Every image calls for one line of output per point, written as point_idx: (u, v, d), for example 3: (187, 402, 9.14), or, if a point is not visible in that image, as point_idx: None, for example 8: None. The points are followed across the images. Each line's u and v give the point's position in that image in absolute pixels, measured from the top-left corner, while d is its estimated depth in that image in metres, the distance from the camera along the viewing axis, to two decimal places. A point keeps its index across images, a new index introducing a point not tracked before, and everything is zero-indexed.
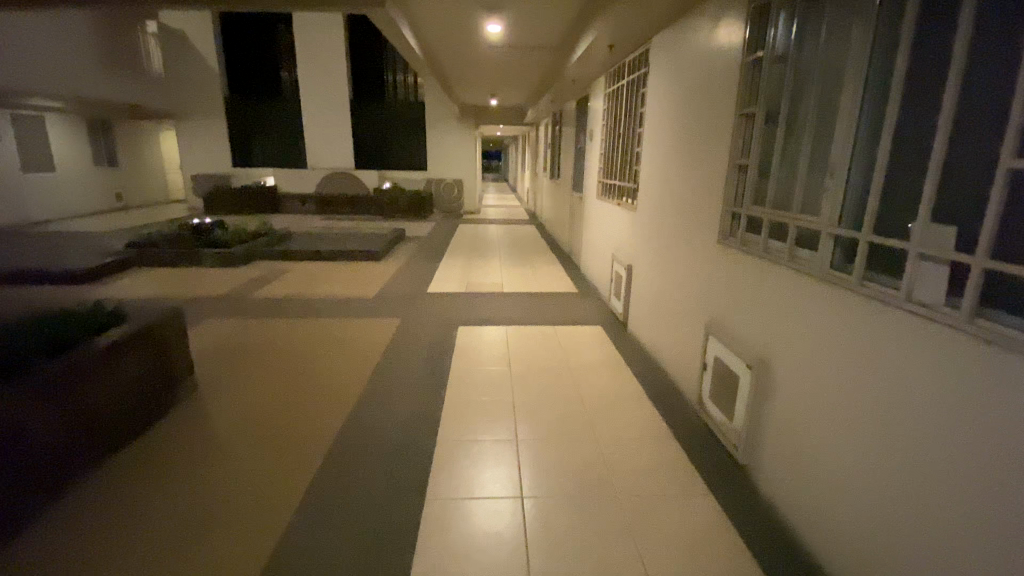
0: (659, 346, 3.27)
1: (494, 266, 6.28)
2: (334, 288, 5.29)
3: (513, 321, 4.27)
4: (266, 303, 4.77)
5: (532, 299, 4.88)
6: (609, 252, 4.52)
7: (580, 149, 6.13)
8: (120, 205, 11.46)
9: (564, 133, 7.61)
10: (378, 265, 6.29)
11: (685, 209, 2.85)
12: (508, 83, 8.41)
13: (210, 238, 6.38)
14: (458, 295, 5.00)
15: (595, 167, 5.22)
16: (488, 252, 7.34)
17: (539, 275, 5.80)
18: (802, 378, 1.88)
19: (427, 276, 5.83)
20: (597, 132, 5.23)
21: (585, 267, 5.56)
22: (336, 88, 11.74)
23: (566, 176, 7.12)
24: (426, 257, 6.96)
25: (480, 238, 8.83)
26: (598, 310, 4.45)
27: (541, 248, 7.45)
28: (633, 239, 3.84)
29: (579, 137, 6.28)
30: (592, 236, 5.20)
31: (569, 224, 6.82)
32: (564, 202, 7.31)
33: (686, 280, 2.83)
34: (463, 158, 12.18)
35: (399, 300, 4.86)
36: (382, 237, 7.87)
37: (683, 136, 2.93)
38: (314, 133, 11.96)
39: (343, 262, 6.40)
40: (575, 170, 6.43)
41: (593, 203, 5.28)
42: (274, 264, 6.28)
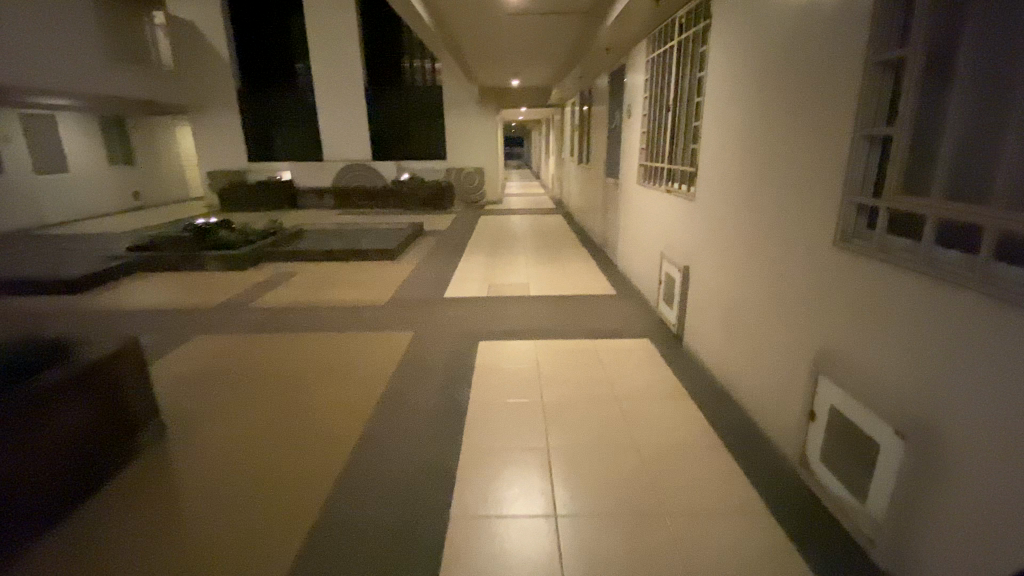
0: (732, 370, 2.60)
1: (519, 264, 5.65)
2: (343, 294, 4.75)
3: (544, 332, 3.64)
4: (267, 313, 4.26)
5: (564, 303, 4.24)
6: (656, 249, 3.81)
7: (614, 129, 5.41)
8: (138, 205, 11.25)
9: (595, 113, 6.88)
10: (393, 265, 5.73)
11: (774, 198, 2.13)
12: (531, 59, 7.69)
13: (215, 239, 5.93)
14: (481, 300, 4.39)
15: (635, 148, 4.49)
16: (513, 246, 6.70)
17: (571, 273, 5.14)
18: (1002, 464, 1.20)
19: (446, 276, 5.25)
20: (636, 107, 4.49)
21: (624, 264, 4.87)
22: (351, 74, 11.20)
23: (598, 160, 6.40)
24: (446, 254, 6.36)
25: (504, 230, 8.20)
26: (644, 317, 3.79)
27: (570, 241, 6.78)
28: (691, 234, 3.14)
29: (613, 115, 5.54)
30: (633, 229, 4.50)
31: (602, 214, 6.12)
32: (595, 190, 6.60)
33: (777, 292, 2.13)
34: (484, 144, 11.52)
35: (413, 306, 4.28)
36: (401, 232, 7.32)
37: (766, 101, 2.20)
38: (329, 123, 11.47)
39: (355, 262, 5.86)
40: (609, 152, 5.70)
41: (633, 190, 4.57)
42: (280, 265, 5.78)
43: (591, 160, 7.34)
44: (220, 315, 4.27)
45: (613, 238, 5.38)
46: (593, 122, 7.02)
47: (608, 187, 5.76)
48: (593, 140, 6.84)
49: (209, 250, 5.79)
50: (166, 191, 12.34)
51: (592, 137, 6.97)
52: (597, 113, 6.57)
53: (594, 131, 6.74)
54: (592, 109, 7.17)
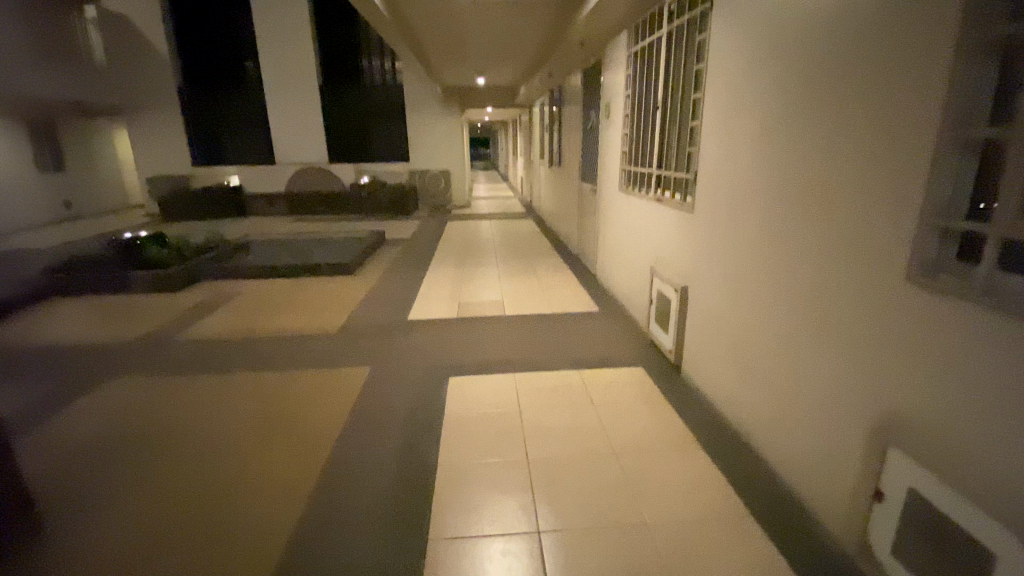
0: (750, 414, 2.20)
1: (491, 277, 5.18)
2: (289, 319, 4.16)
3: (523, 362, 3.17)
4: (199, 347, 3.65)
5: (542, 325, 3.79)
6: (645, 264, 3.40)
7: (590, 130, 5.00)
8: (66, 215, 10.10)
9: (566, 113, 6.47)
10: (350, 282, 5.16)
11: (816, 213, 1.72)
12: (497, 57, 7.24)
13: (142, 257, 5.21)
14: (449, 323, 3.89)
15: (615, 151, 4.09)
16: (483, 257, 6.22)
17: (549, 289, 4.70)
18: None
19: (409, 293, 4.74)
20: (615, 107, 4.09)
21: (605, 278, 4.46)
22: (304, 73, 10.48)
23: (571, 163, 5.99)
24: (410, 267, 5.81)
25: (473, 238, 7.70)
26: (634, 341, 3.37)
27: (543, 250, 6.34)
28: (689, 251, 2.75)
29: (587, 116, 5.14)
30: (616, 240, 4.09)
31: (577, 222, 5.71)
32: (569, 195, 6.18)
33: (822, 332, 1.71)
34: (449, 146, 11.00)
35: (371, 333, 3.76)
36: (360, 243, 6.74)
37: (800, 95, 1.79)
38: (281, 125, 10.72)
39: (307, 280, 5.25)
40: (584, 156, 5.28)
41: (613, 197, 4.17)
42: (221, 284, 5.13)
43: (563, 163, 6.92)
44: (139, 354, 3.61)
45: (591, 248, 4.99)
46: (565, 123, 6.60)
47: (584, 194, 5.35)
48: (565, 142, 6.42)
49: (136, 269, 5.08)
50: (101, 199, 11.24)
51: (564, 140, 6.56)
52: (570, 115, 6.17)
53: (567, 132, 6.33)
54: (564, 109, 6.76)
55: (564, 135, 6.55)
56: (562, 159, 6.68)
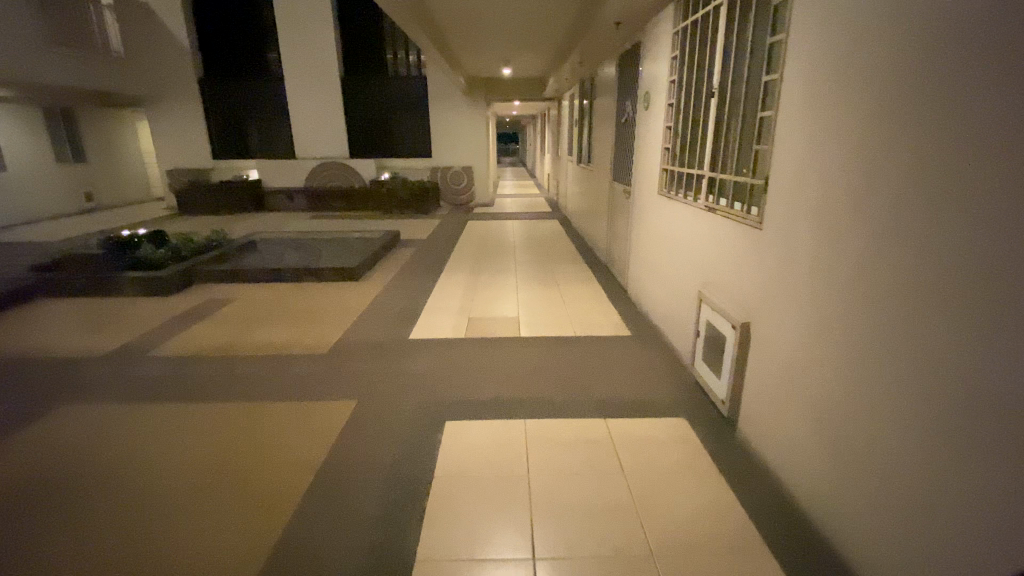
0: (845, 512, 1.62)
1: (509, 287, 4.65)
2: (279, 333, 3.72)
3: (538, 402, 2.62)
4: (174, 366, 3.25)
5: (564, 350, 3.24)
6: (691, 285, 2.80)
7: (625, 124, 4.39)
8: (91, 206, 10.14)
9: (598, 105, 5.84)
10: (354, 288, 4.70)
11: (985, 254, 1.12)
12: (522, 43, 6.64)
13: (136, 256, 4.87)
14: (455, 344, 3.38)
15: (654, 148, 3.47)
16: (502, 261, 5.69)
17: (572, 304, 4.13)
18: None
19: (416, 303, 4.25)
20: (656, 95, 3.46)
21: (639, 294, 3.87)
22: (324, 63, 10.09)
23: (602, 160, 5.37)
24: (422, 271, 5.32)
25: (493, 239, 7.18)
26: (672, 376, 2.81)
27: (569, 255, 5.77)
28: (755, 278, 2.16)
29: (622, 108, 4.52)
30: (653, 252, 3.48)
31: (607, 226, 5.11)
32: (599, 195, 5.57)
33: (991, 442, 1.12)
34: (473, 140, 10.48)
35: (366, 353, 3.28)
36: (372, 243, 6.28)
37: (958, 71, 1.17)
38: (301, 117, 10.35)
39: (308, 285, 4.82)
40: (618, 153, 4.67)
41: (651, 202, 3.56)
42: (217, 289, 4.76)
43: (594, 160, 6.30)
44: (108, 373, 3.21)
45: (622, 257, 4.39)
46: (596, 116, 5.98)
47: (615, 195, 4.75)
48: (596, 137, 5.81)
49: (130, 270, 4.75)
50: (125, 190, 11.18)
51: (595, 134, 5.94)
52: (602, 106, 5.55)
53: (598, 125, 5.71)
54: (595, 100, 6.14)
55: (596, 129, 5.92)
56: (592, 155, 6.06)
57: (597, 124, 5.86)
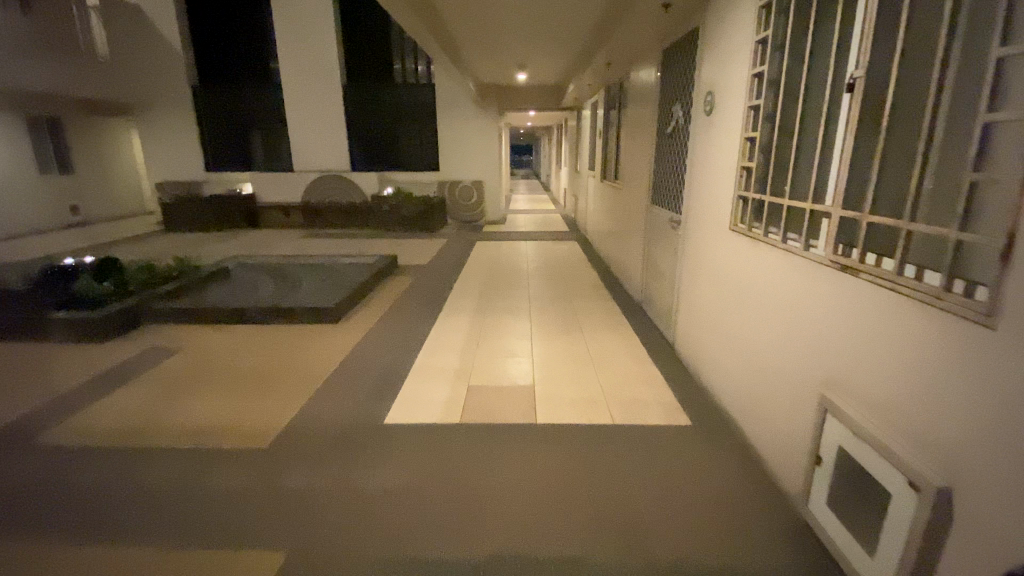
0: None
1: (522, 337, 3.68)
2: (215, 410, 2.79)
3: (569, 569, 1.67)
4: (60, 464, 2.34)
5: (601, 452, 2.28)
6: (804, 379, 1.85)
7: (672, 134, 3.44)
8: (79, 220, 9.23)
9: (630, 113, 4.92)
10: (328, 336, 3.78)
11: None
12: (540, 43, 5.71)
13: (71, 291, 4.04)
14: (450, 435, 2.45)
15: (724, 168, 2.55)
16: (514, 296, 4.74)
17: (603, 366, 3.16)
18: None
19: (403, 362, 3.31)
20: (726, 95, 2.54)
21: (697, 359, 2.92)
22: (325, 69, 9.31)
23: (636, 178, 4.42)
24: (416, 310, 4.37)
25: (504, 266, 6.23)
26: (774, 520, 1.84)
27: (593, 291, 4.80)
28: (973, 410, 1.21)
29: (667, 115, 3.58)
30: (725, 308, 2.54)
31: (643, 260, 4.15)
32: (632, 220, 4.61)
33: None
34: (483, 152, 9.59)
35: (324, 452, 2.35)
36: (362, 271, 5.38)
37: None
38: (298, 127, 9.55)
39: (273, 330, 3.91)
40: (660, 172, 3.72)
41: (717, 240, 2.63)
42: (166, 334, 3.88)
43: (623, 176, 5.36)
44: None
45: (670, 304, 3.42)
46: (628, 125, 5.05)
47: (656, 223, 3.80)
48: (627, 151, 4.88)
49: (64, 309, 3.90)
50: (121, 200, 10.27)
51: (626, 147, 5.01)
52: (637, 114, 4.61)
53: (631, 136, 4.77)
54: (627, 106, 5.22)
55: (627, 141, 4.99)
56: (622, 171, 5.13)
57: (629, 134, 4.93)
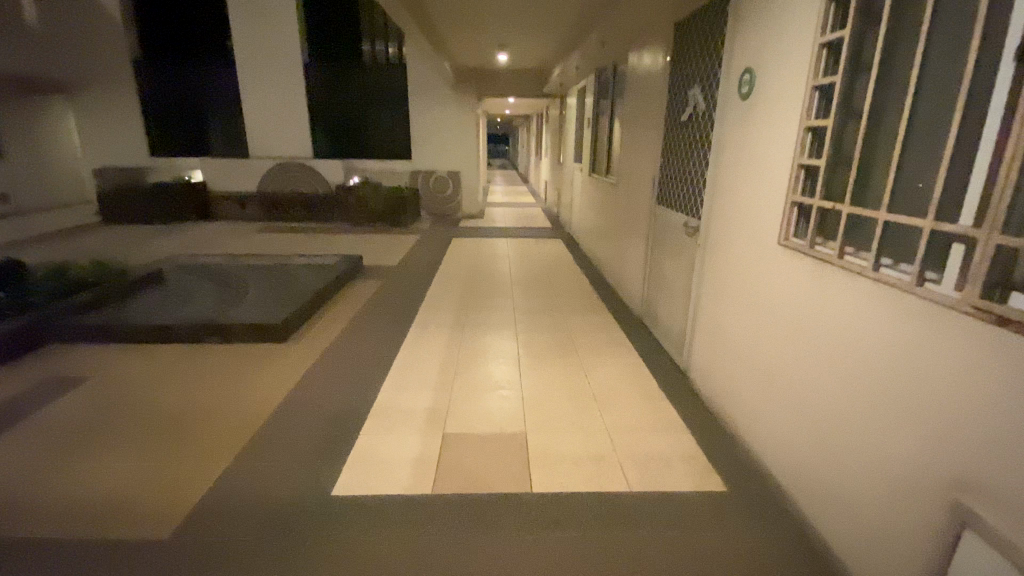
0: None
1: (509, 363, 3.10)
2: (112, 478, 2.13)
3: None
4: None
5: (623, 541, 1.74)
6: (909, 461, 1.36)
7: (687, 123, 2.89)
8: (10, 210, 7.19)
9: (627, 100, 4.36)
10: (275, 361, 3.13)
11: None
12: (525, 19, 5.06)
13: None
14: (423, 513, 1.87)
15: (770, 169, 2.03)
16: (496, 308, 4.16)
17: (609, 403, 2.63)
18: None
19: (364, 399, 2.70)
20: (772, 76, 2.02)
21: (724, 396, 2.43)
22: (285, 46, 8.42)
23: (636, 175, 3.88)
24: (382, 326, 3.75)
25: (483, 269, 5.63)
26: None
27: (586, 302, 4.26)
28: None
29: (679, 101, 3.04)
30: (767, 343, 2.05)
31: (645, 269, 3.63)
32: (630, 221, 4.08)
33: None
34: (460, 141, 8.91)
35: (252, 546, 1.75)
36: (321, 276, 4.70)
37: None
38: (255, 110, 8.66)
39: (207, 354, 3.22)
40: (669, 168, 3.18)
41: (756, 257, 2.13)
42: (72, 357, 3.15)
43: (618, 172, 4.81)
44: None
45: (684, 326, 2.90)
46: (624, 113, 4.49)
47: (663, 228, 3.27)
48: (624, 144, 4.34)
49: None
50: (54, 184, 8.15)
51: (622, 139, 4.46)
52: (636, 101, 4.05)
53: (629, 126, 4.22)
54: (623, 93, 4.65)
55: (623, 132, 4.43)
56: (617, 167, 4.59)
57: (625, 124, 4.38)
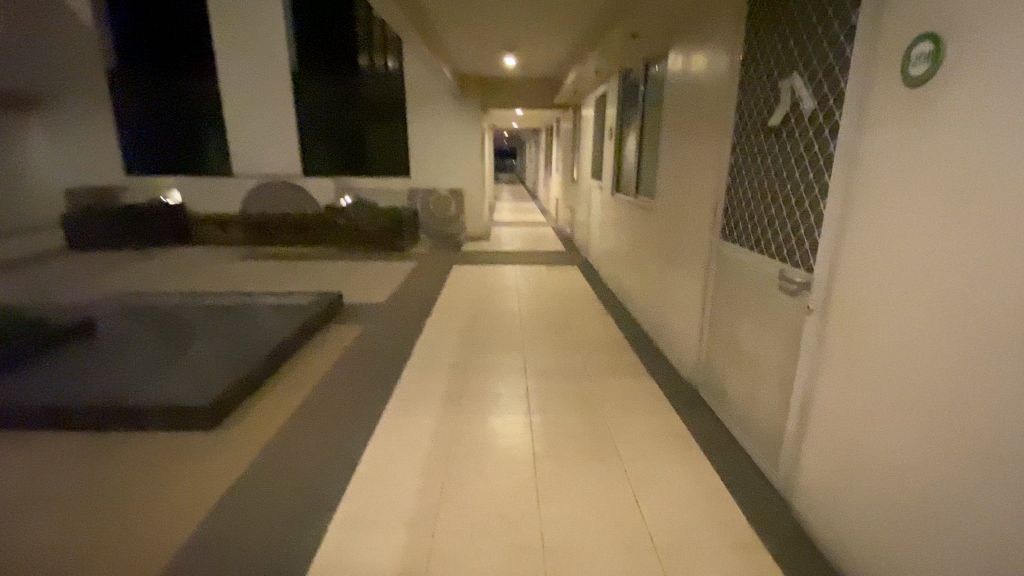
0: None
1: (525, 475, 2.21)
2: None
3: None
4: None
5: None
6: None
7: (780, 132, 2.01)
8: None
9: (666, 104, 3.48)
10: (198, 466, 2.27)
11: None
12: (537, 13, 4.21)
13: None
14: None
15: (984, 206, 1.16)
16: (504, 368, 3.27)
17: (682, 564, 1.73)
18: None
19: (311, 544, 1.82)
20: (985, 47, 1.15)
21: (875, 559, 1.53)
22: (269, 55, 7.66)
23: (685, 203, 2.99)
24: (357, 400, 2.87)
25: (488, 307, 4.74)
26: None
27: (617, 361, 3.36)
28: None
29: (762, 103, 2.15)
30: (995, 524, 1.14)
31: (707, 326, 2.74)
32: (675, 260, 3.19)
33: None
34: (463, 156, 8.08)
35: None
36: (285, 320, 3.83)
37: None
38: (238, 124, 7.87)
39: (100, 453, 2.36)
40: (745, 194, 2.29)
41: (950, 354, 1.25)
42: None
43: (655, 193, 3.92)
44: None
45: (783, 427, 2.00)
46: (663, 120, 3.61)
47: (737, 278, 2.39)
48: (664, 160, 3.47)
49: None
50: (36, 187, 6.86)
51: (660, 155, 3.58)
52: (680, 105, 3.16)
53: (670, 138, 3.34)
54: (661, 96, 3.77)
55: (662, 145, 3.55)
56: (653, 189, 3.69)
57: (664, 135, 3.49)
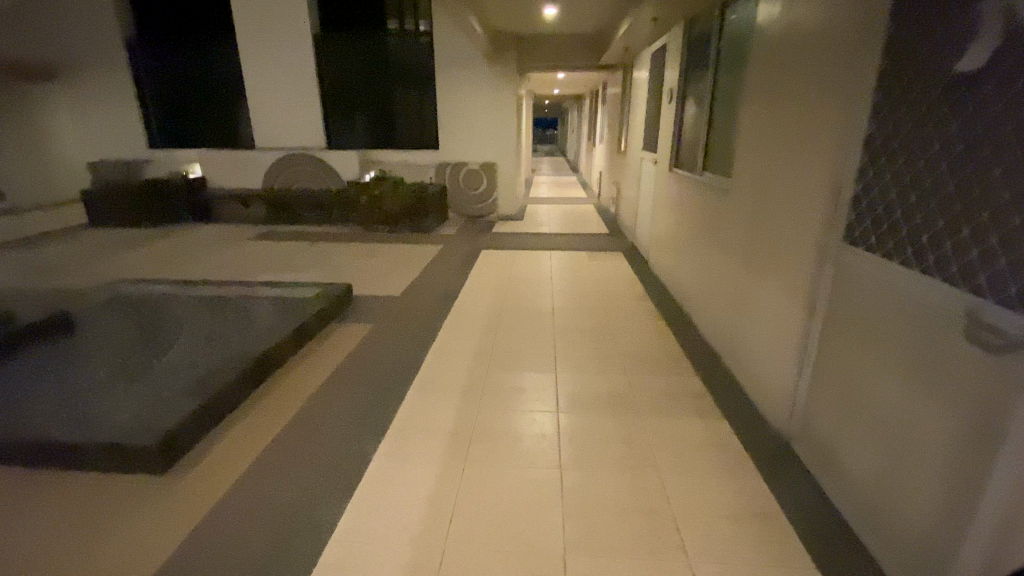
0: None
1: (551, 573, 1.61)
2: None
3: None
4: None
5: None
6: None
7: (986, 86, 1.27)
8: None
9: (749, 57, 2.66)
10: (149, 526, 1.81)
11: None
12: None
13: None
14: None
15: None
16: (532, 391, 2.64)
17: None
18: None
19: None
20: None
21: None
22: (288, 16, 7.05)
23: (779, 188, 2.22)
24: (345, 435, 2.31)
25: (517, 301, 4.11)
26: None
27: (676, 385, 2.66)
28: None
29: (946, 40, 1.38)
30: None
31: (809, 360, 2.00)
32: (759, 262, 2.42)
33: None
34: (497, 126, 7.35)
35: None
36: (278, 319, 3.29)
37: None
38: (259, 93, 7.38)
39: (11, 508, 1.89)
40: (896, 182, 1.54)
41: None
42: None
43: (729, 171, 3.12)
44: None
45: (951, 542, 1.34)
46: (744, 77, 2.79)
47: (873, 305, 1.65)
48: (745, 129, 2.67)
49: None
50: None
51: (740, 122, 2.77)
52: (774, 54, 2.34)
53: (756, 99, 2.53)
54: (742, 47, 2.93)
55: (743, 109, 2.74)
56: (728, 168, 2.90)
57: (746, 97, 2.68)
